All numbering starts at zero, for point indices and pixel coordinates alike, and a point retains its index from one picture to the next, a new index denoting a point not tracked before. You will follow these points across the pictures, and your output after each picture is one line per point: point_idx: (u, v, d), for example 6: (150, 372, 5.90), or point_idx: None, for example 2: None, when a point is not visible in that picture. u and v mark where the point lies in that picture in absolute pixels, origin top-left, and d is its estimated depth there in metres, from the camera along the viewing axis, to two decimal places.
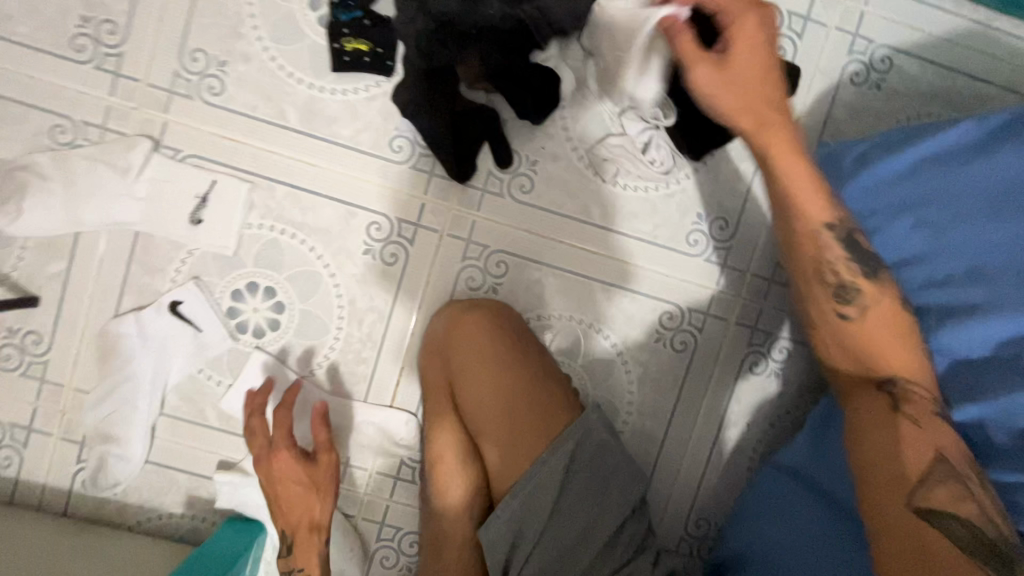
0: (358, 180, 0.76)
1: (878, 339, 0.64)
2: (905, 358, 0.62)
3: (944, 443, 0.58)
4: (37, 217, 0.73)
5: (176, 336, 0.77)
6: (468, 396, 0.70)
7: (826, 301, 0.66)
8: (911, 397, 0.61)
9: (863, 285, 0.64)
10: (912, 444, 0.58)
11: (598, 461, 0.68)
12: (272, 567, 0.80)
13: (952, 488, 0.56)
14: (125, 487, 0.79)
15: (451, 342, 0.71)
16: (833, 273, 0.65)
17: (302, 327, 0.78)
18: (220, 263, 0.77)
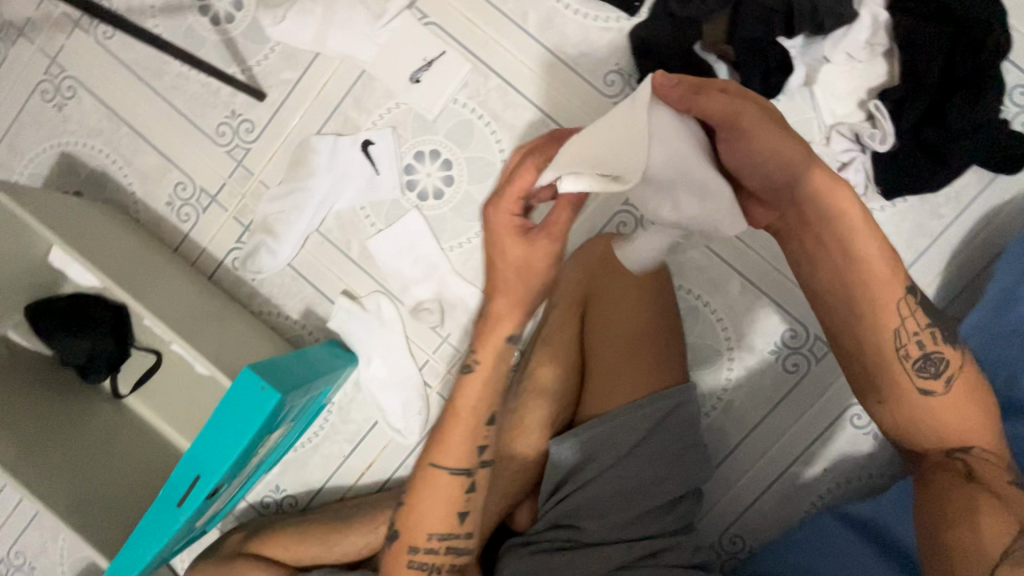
0: (563, 98, 0.81)
1: (960, 405, 0.59)
2: (974, 420, 0.59)
3: None
4: (294, 27, 0.83)
5: (356, 170, 0.85)
6: (597, 317, 0.73)
7: (904, 372, 0.59)
8: (985, 465, 0.58)
9: (945, 351, 0.58)
10: (995, 516, 0.53)
11: (686, 428, 0.70)
12: (346, 397, 0.88)
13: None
14: (263, 278, 0.89)
15: (601, 271, 0.75)
16: (916, 344, 0.58)
17: (460, 206, 0.84)
18: (416, 123, 0.84)
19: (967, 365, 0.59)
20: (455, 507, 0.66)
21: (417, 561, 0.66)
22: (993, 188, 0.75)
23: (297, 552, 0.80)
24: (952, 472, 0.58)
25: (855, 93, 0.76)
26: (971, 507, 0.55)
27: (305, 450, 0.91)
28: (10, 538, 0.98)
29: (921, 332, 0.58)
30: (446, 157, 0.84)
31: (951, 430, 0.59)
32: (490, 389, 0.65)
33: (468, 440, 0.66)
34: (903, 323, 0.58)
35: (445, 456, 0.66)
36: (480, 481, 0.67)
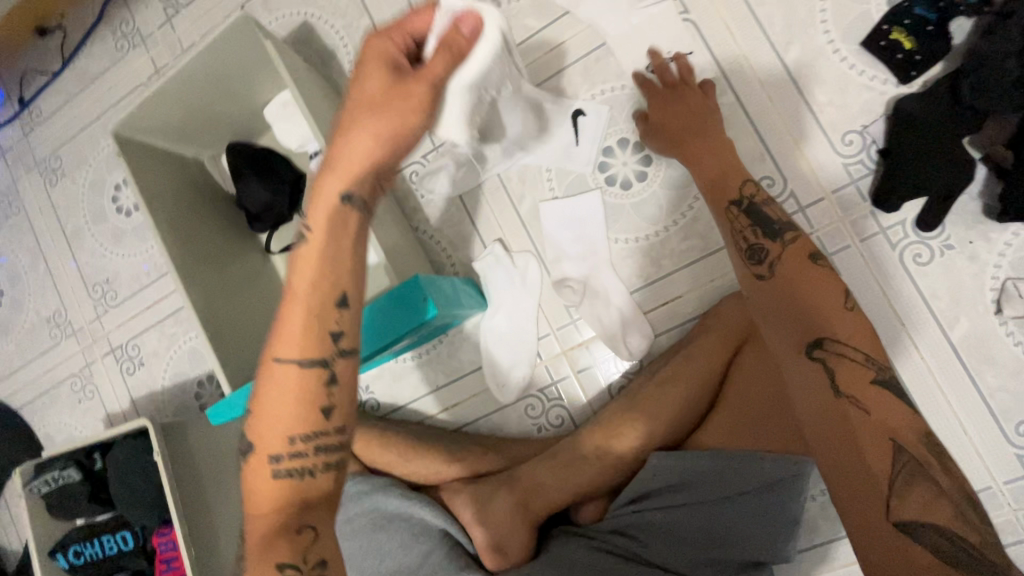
0: (790, 136, 0.78)
1: (808, 295, 0.58)
2: (801, 296, 0.59)
3: (897, 425, 0.51)
4: None
5: (559, 133, 0.86)
6: (750, 365, 0.73)
7: (745, 271, 0.63)
8: (842, 356, 0.54)
9: (772, 244, 0.62)
10: (857, 427, 0.52)
11: (792, 507, 0.65)
12: (459, 334, 0.92)
13: (925, 491, 0.48)
14: (432, 198, 0.93)
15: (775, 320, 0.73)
16: (747, 236, 0.64)
17: (643, 204, 0.84)
18: (634, 110, 0.84)
19: (792, 249, 0.62)
20: (313, 401, 0.52)
21: (283, 471, 0.52)
22: None
23: (373, 453, 0.86)
24: (820, 380, 0.55)
25: None
26: (853, 439, 0.51)
27: (404, 365, 0.94)
28: (136, 331, 1.10)
29: (745, 229, 0.64)
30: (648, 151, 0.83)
31: (817, 325, 0.57)
32: (328, 266, 0.53)
33: (312, 322, 0.52)
34: (733, 225, 0.66)
35: (285, 344, 0.52)
36: (342, 373, 0.53)
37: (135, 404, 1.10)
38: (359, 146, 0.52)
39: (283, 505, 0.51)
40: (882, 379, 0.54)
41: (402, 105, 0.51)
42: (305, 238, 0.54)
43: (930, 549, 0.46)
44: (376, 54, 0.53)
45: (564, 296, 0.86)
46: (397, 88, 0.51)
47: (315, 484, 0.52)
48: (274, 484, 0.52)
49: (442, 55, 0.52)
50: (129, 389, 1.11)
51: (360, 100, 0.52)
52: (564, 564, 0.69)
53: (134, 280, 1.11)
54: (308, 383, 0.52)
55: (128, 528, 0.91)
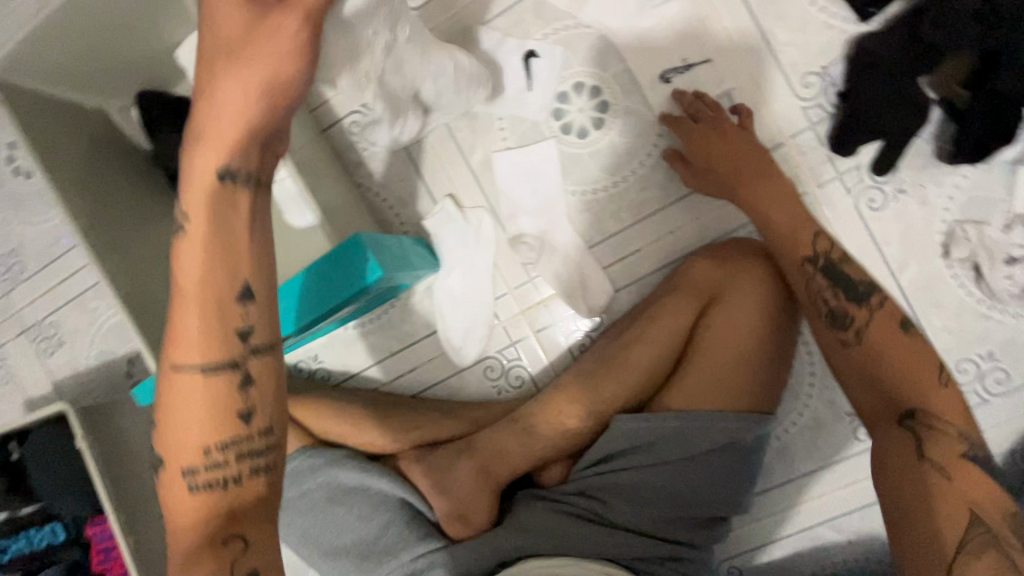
0: (750, 80, 0.75)
1: (894, 364, 0.58)
2: (891, 366, 0.58)
3: (980, 499, 0.51)
4: None
5: (511, 79, 0.80)
6: (715, 322, 0.72)
7: (823, 329, 0.63)
8: (935, 432, 0.54)
9: (856, 310, 0.61)
10: (941, 496, 0.51)
11: (746, 463, 0.68)
12: (412, 297, 0.87)
13: (997, 562, 0.47)
14: (375, 152, 0.85)
15: (742, 275, 0.72)
16: (828, 298, 0.62)
17: (600, 152, 0.79)
18: (590, 52, 0.78)
19: (886, 321, 0.60)
20: (232, 406, 0.46)
21: (200, 483, 0.46)
22: None
23: (327, 425, 0.81)
24: (901, 445, 0.55)
25: None
26: (928, 498, 0.52)
27: (355, 332, 0.89)
28: (50, 308, 0.99)
29: (824, 290, 0.63)
30: (605, 97, 0.78)
31: (901, 400, 0.56)
32: (216, 259, 0.45)
33: (211, 322, 0.45)
34: (810, 284, 0.64)
35: (187, 348, 0.46)
36: (258, 374, 0.47)
37: (57, 387, 1.01)
38: (228, 102, 0.42)
39: (205, 520, 0.46)
40: (974, 459, 0.53)
41: (279, 47, 0.40)
42: (183, 230, 0.46)
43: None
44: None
45: (523, 255, 0.82)
46: (262, 24, 0.40)
47: (242, 493, 0.46)
48: (193, 500, 0.46)
49: None
50: (48, 371, 1.01)
51: (219, 44, 0.41)
52: (530, 530, 0.69)
53: (42, 250, 0.99)
54: (221, 387, 0.46)
55: (58, 520, 0.84)
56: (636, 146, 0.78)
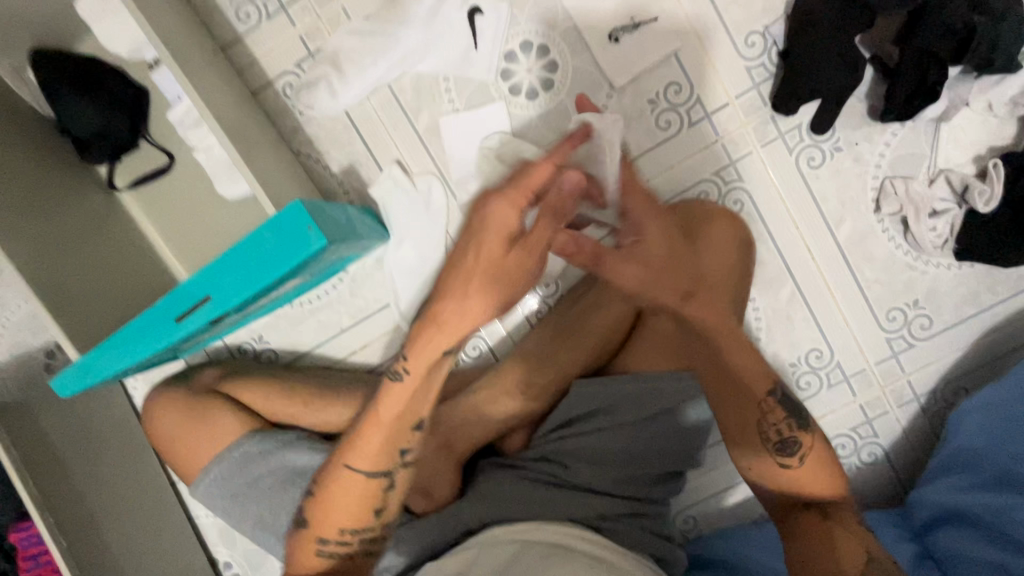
0: (696, 39, 0.75)
1: (801, 476, 0.64)
2: (822, 481, 0.64)
3: (872, 548, 0.62)
4: None
5: (455, 37, 0.76)
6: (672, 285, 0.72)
7: (770, 454, 0.64)
8: (838, 510, 0.63)
9: (802, 436, 0.64)
10: (843, 550, 0.61)
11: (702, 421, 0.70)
12: (361, 270, 0.83)
13: None
14: (313, 117, 0.80)
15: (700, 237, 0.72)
16: (778, 431, 0.64)
17: (550, 116, 0.78)
18: (538, 9, 0.76)
19: (817, 444, 0.65)
20: (370, 503, 0.63)
21: (329, 549, 0.63)
22: None
23: (276, 406, 0.77)
24: (807, 515, 0.64)
25: (974, 146, 0.73)
26: (833, 547, 0.61)
27: (302, 309, 0.85)
28: None
29: (779, 423, 0.64)
30: (553, 58, 0.77)
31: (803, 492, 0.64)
32: (408, 402, 0.62)
33: (388, 437, 0.63)
34: (763, 416, 0.64)
35: (358, 455, 0.62)
36: (399, 482, 0.64)
37: None
38: (469, 311, 0.60)
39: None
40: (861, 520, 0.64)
41: (509, 265, 0.59)
42: (399, 376, 0.62)
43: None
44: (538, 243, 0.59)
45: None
46: (516, 253, 0.59)
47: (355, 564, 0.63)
48: (315, 561, 0.64)
49: (547, 219, 0.58)
50: None
51: (476, 265, 0.59)
52: (492, 497, 0.69)
53: None
54: (373, 488, 0.63)
55: None
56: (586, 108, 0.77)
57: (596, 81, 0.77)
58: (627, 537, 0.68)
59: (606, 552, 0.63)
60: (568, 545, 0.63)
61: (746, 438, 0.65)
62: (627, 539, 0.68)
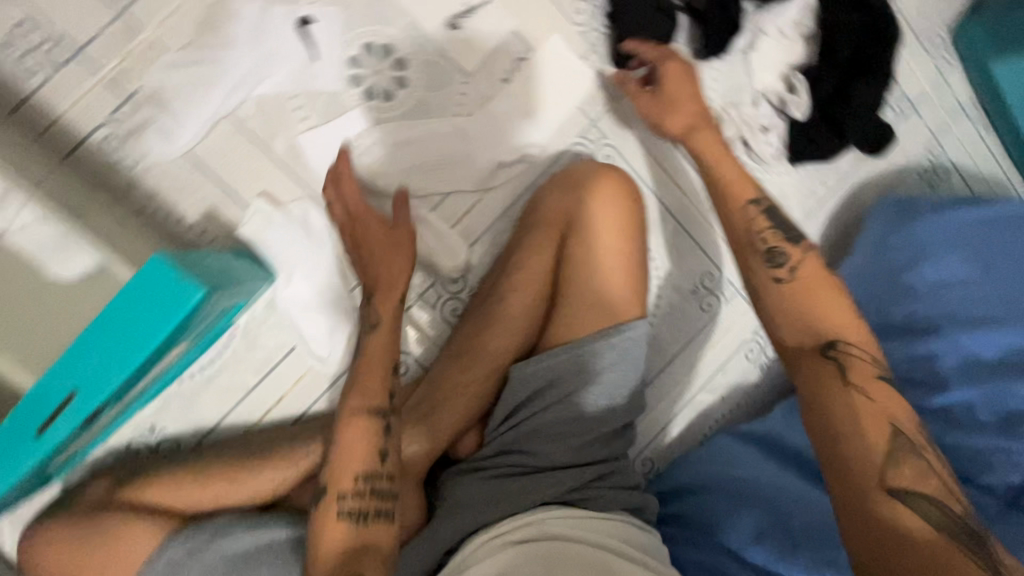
0: (530, 14, 0.78)
1: (822, 310, 0.59)
2: (848, 322, 0.58)
3: (895, 414, 0.54)
4: None
5: (288, 51, 0.72)
6: (579, 243, 0.70)
7: (761, 269, 0.62)
8: (854, 361, 0.56)
9: (790, 249, 0.62)
10: (871, 418, 0.53)
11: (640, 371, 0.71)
12: (252, 322, 0.75)
13: (913, 466, 0.51)
14: (149, 167, 0.71)
15: (591, 191, 0.71)
16: (763, 240, 0.63)
17: (412, 111, 0.77)
18: (369, 10, 0.74)
19: (808, 257, 0.62)
20: (375, 444, 0.59)
21: (346, 511, 0.56)
22: (862, 166, 0.92)
23: (195, 497, 0.67)
24: (831, 372, 0.56)
25: (779, 66, 0.85)
26: (853, 411, 0.53)
27: (193, 383, 0.75)
28: None
29: (764, 230, 0.63)
30: (399, 56, 0.75)
31: (828, 329, 0.58)
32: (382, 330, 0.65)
33: (376, 376, 0.62)
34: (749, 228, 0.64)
35: (357, 397, 0.61)
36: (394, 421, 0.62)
37: None
38: None
39: (349, 552, 0.54)
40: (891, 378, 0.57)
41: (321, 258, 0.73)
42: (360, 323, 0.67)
43: (913, 511, 0.49)
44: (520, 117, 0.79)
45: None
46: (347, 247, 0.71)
47: (375, 529, 0.56)
48: (340, 529, 0.55)
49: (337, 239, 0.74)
50: None
51: None
52: (461, 507, 0.67)
53: None
54: (373, 435, 0.59)
55: None
56: (445, 98, 0.77)
57: (448, 69, 0.77)
58: (601, 499, 0.68)
59: (569, 526, 0.64)
60: (533, 540, 0.62)
61: (747, 256, 0.63)
62: (601, 502, 0.68)
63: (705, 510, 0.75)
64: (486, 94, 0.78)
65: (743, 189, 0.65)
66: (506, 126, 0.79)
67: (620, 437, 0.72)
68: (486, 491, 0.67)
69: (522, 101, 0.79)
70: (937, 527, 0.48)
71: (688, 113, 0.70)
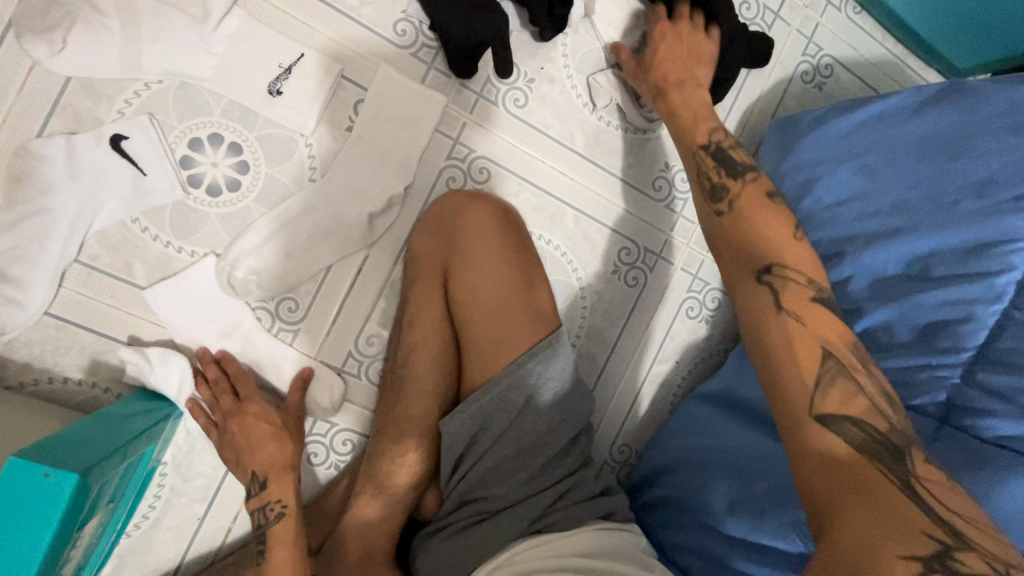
0: (354, 55, 0.74)
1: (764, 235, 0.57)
2: (788, 243, 0.56)
3: (831, 335, 0.51)
4: None
5: (111, 175, 0.67)
6: (464, 280, 0.70)
7: (704, 205, 0.63)
8: (790, 284, 0.54)
9: (734, 184, 0.62)
10: (803, 343, 0.50)
11: (569, 379, 0.71)
12: (180, 454, 0.73)
13: (846, 390, 0.48)
14: (12, 340, 0.67)
15: (459, 233, 0.71)
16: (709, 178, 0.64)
17: (266, 192, 0.73)
18: (183, 105, 0.70)
19: (751, 187, 0.61)
20: None
21: None
22: (744, 92, 0.88)
23: None
24: (766, 298, 0.54)
25: (624, 23, 0.82)
26: (785, 340, 0.51)
27: (140, 533, 0.72)
28: None
29: (710, 170, 0.65)
30: (232, 141, 0.71)
31: (767, 249, 0.56)
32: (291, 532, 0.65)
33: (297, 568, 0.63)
34: (699, 168, 0.66)
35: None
36: None
37: None
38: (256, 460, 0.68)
39: None
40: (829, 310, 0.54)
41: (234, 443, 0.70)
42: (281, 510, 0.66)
43: (842, 437, 0.46)
44: (382, 167, 0.76)
45: (286, 318, 0.76)
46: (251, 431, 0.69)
47: None
48: None
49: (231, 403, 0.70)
50: None
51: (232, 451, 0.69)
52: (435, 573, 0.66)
53: None
54: None
55: None
56: (298, 167, 0.74)
57: (290, 137, 0.73)
58: (568, 519, 0.67)
59: (535, 554, 0.63)
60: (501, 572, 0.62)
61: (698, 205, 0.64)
62: (569, 522, 0.66)
63: (682, 489, 0.74)
64: (336, 149, 0.75)
65: (696, 134, 0.69)
66: (368, 176, 0.75)
67: (574, 447, 0.71)
68: (455, 553, 0.65)
69: (376, 151, 0.75)
70: (867, 454, 0.45)
71: (672, 65, 0.75)
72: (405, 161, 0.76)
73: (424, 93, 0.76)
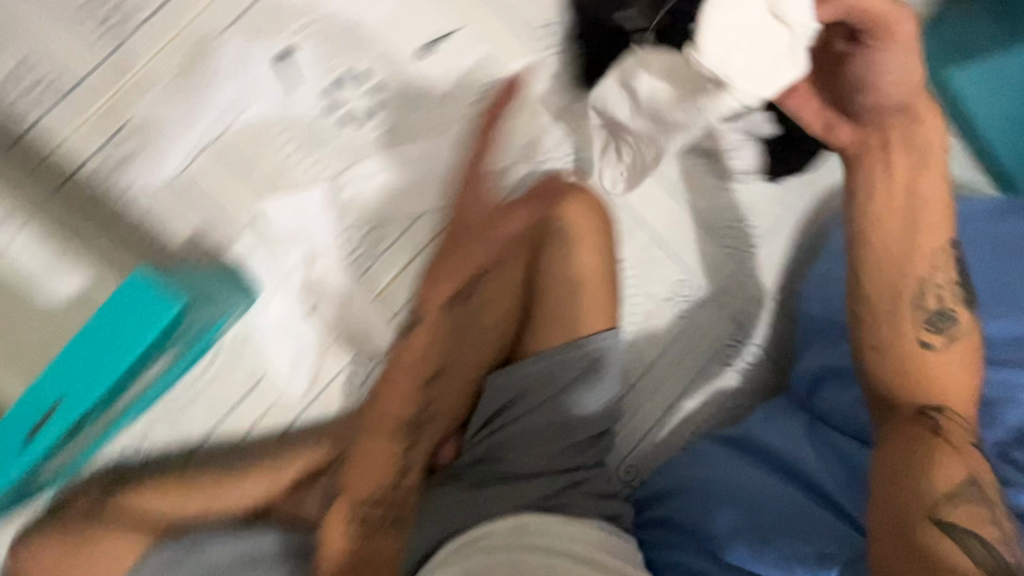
0: (500, 42, 0.84)
1: (928, 364, 0.70)
2: (954, 390, 0.69)
3: (979, 471, 0.64)
4: None
5: (271, 80, 0.77)
6: (548, 256, 0.76)
7: (916, 322, 0.71)
8: (951, 428, 0.66)
9: (958, 316, 0.71)
10: (949, 465, 0.62)
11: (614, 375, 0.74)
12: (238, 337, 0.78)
13: (972, 509, 0.60)
14: (138, 190, 0.74)
15: (560, 213, 0.77)
16: (935, 298, 0.71)
17: (390, 134, 0.81)
18: (344, 39, 0.79)
19: (966, 340, 0.70)
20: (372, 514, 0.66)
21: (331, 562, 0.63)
22: (827, 173, 0.95)
23: (177, 507, 0.72)
24: (925, 427, 0.66)
25: None
26: (932, 460, 0.63)
27: (177, 398, 0.77)
28: None
29: (942, 288, 0.71)
30: (376, 82, 0.80)
31: (938, 394, 0.69)
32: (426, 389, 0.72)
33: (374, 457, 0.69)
34: (930, 277, 0.71)
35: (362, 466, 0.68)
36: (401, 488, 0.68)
37: None
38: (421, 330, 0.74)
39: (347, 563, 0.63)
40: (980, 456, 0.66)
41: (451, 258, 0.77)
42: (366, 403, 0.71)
43: (962, 544, 0.57)
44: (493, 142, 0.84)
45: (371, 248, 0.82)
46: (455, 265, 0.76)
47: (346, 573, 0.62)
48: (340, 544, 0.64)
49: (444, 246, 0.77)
50: None
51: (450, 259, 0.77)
52: (435, 512, 0.69)
53: None
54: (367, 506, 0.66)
55: None
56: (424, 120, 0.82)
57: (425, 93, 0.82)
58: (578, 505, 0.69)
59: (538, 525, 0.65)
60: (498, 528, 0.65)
61: (910, 310, 0.71)
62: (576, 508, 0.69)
63: (684, 513, 0.74)
64: (462, 114, 0.83)
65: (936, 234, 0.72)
66: (478, 146, 0.83)
67: (599, 440, 0.74)
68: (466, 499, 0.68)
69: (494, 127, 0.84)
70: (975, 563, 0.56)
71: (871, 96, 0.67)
72: (514, 143, 0.85)
73: (547, 91, 0.85)
